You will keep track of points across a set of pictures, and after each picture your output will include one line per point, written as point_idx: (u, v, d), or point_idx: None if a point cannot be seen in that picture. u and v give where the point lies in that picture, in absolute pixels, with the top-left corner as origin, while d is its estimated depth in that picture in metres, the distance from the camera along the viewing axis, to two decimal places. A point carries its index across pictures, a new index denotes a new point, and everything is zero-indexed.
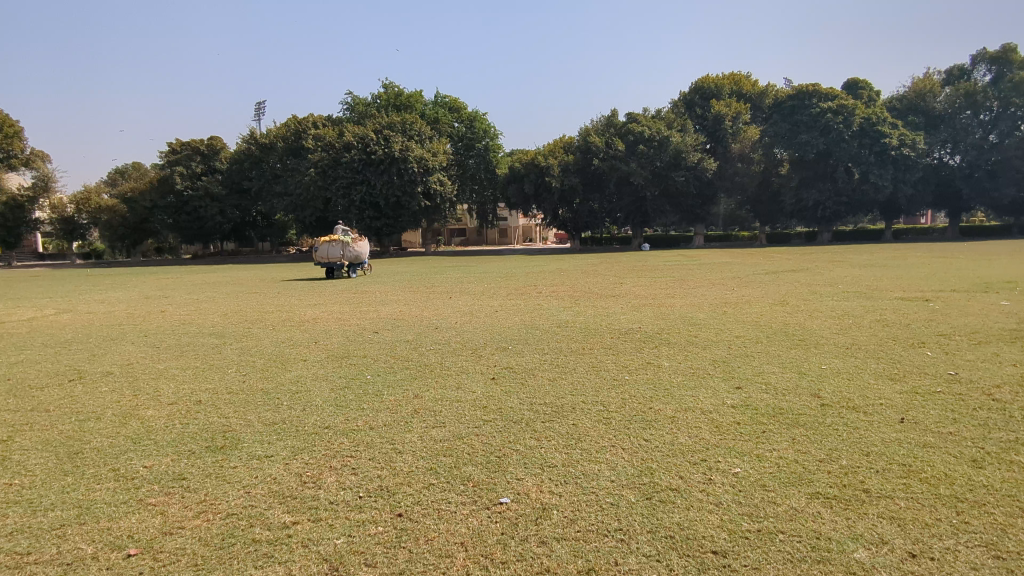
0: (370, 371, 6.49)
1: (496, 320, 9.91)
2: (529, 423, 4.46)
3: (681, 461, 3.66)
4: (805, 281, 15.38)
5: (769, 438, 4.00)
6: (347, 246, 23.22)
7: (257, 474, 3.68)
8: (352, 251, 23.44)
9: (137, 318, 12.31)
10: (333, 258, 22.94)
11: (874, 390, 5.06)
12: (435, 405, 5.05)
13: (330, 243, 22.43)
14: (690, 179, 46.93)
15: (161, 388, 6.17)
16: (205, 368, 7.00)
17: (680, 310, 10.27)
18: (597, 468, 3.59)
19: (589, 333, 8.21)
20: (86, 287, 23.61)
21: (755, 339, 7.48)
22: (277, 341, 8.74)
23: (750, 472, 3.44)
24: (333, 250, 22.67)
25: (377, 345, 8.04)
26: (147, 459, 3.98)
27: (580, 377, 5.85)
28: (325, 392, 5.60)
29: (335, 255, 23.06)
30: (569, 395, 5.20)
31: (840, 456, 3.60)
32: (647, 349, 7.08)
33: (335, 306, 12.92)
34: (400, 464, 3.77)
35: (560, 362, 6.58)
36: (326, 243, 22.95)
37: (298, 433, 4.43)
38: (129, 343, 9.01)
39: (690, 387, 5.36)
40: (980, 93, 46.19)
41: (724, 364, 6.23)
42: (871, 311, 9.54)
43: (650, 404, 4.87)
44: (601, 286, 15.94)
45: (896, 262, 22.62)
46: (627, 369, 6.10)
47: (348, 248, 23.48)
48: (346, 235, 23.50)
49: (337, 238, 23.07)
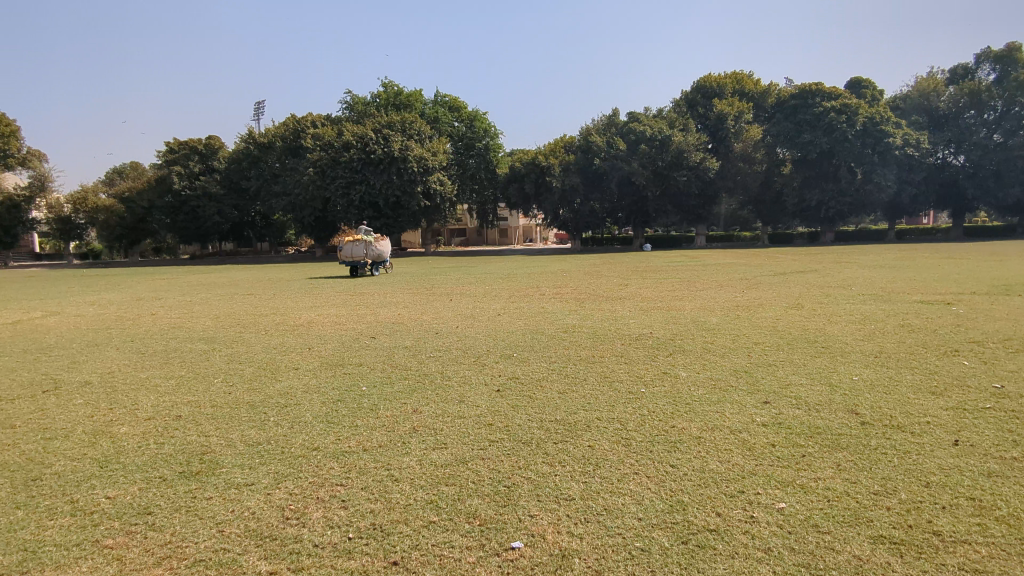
0: (365, 382, 6.06)
1: (499, 325, 9.49)
2: (540, 445, 4.03)
3: (715, 493, 3.22)
4: (815, 282, 15.00)
5: (810, 464, 3.57)
6: (370, 245, 23.40)
7: (234, 507, 3.24)
8: (375, 251, 23.64)
9: (126, 322, 11.87)
10: (356, 257, 23.16)
11: (916, 406, 4.63)
12: (436, 422, 4.61)
13: (353, 242, 22.60)
14: (692, 179, 46.49)
15: (140, 400, 5.72)
16: (190, 378, 6.57)
17: (692, 314, 9.85)
18: (621, 502, 3.15)
19: (598, 340, 7.78)
20: (79, 288, 23.17)
21: (776, 346, 7.06)
22: (269, 347, 8.30)
23: (797, 507, 3.02)
24: (356, 249, 22.90)
25: (374, 352, 7.60)
26: (110, 487, 3.53)
27: (592, 389, 5.42)
28: (317, 407, 5.16)
29: (358, 254, 23.27)
30: (582, 411, 4.76)
31: (899, 490, 3.16)
32: (660, 357, 6.65)
33: (332, 309, 12.50)
34: (396, 496, 3.34)
35: (570, 371, 6.14)
36: (350, 242, 23.19)
37: (283, 456, 3.99)
38: (113, 349, 8.58)
39: (712, 401, 4.92)
40: (984, 92, 45.79)
41: (747, 374, 5.79)
42: (893, 315, 9.11)
43: (671, 421, 4.43)
44: (605, 287, 15.52)
45: (905, 262, 22.27)
46: (642, 380, 5.67)
47: (371, 247, 23.68)
48: (368, 234, 23.72)
49: (360, 237, 23.26)
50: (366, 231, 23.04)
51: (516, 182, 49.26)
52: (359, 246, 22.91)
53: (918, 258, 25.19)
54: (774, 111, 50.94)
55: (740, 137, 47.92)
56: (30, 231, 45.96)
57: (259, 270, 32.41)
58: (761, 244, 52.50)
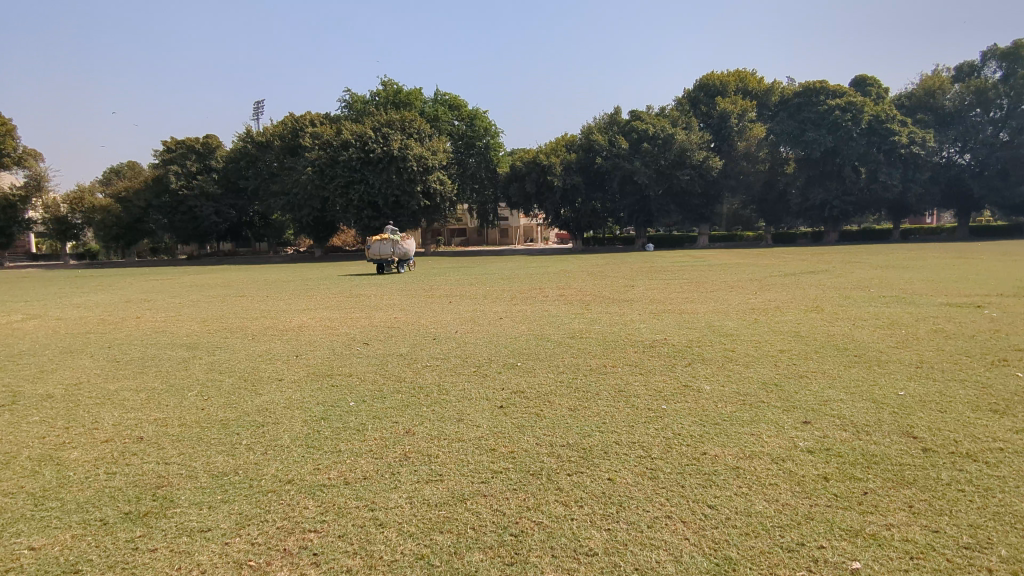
0: (354, 396, 5.48)
1: (502, 330, 8.93)
2: (552, 477, 3.45)
3: (768, 547, 2.64)
4: (829, 283, 14.46)
5: (878, 505, 2.98)
6: (397, 244, 23.93)
7: (182, 566, 2.67)
8: (402, 249, 24.16)
9: (108, 325, 11.30)
10: (384, 255, 23.71)
11: (981, 428, 4.04)
12: (430, 447, 4.02)
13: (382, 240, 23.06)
14: (695, 177, 45.86)
15: (102, 416, 5.14)
16: (163, 390, 5.99)
17: (706, 318, 9.28)
18: (657, 561, 2.57)
19: (609, 347, 7.19)
20: (71, 289, 22.61)
21: (802, 355, 6.47)
22: (254, 355, 7.73)
23: (876, 568, 2.47)
24: (385, 248, 23.36)
25: (365, 361, 7.01)
26: (34, 538, 2.93)
27: (607, 406, 4.82)
28: (298, 427, 4.56)
29: (386, 252, 23.77)
30: (598, 434, 4.17)
31: (996, 545, 2.59)
32: (677, 368, 6.07)
33: (326, 312, 11.93)
34: (383, 547, 2.77)
35: (581, 384, 5.54)
36: (377, 241, 23.78)
37: (252, 491, 3.40)
38: (86, 357, 7.99)
39: (746, 423, 4.31)
40: (991, 90, 45.14)
41: (778, 388, 5.19)
42: (922, 319, 8.54)
43: (701, 447, 3.85)
44: (610, 288, 14.97)
45: (917, 262, 21.71)
46: (662, 396, 5.07)
47: (398, 245, 24.17)
48: (393, 232, 24.26)
49: (387, 237, 23.73)
50: (392, 230, 23.55)
51: (517, 181, 48.85)
52: (386, 245, 23.41)
53: (929, 258, 24.58)
54: (778, 109, 50.30)
55: (744, 136, 47.31)
56: (26, 231, 45.49)
57: (256, 270, 31.88)
58: (764, 244, 51.93)
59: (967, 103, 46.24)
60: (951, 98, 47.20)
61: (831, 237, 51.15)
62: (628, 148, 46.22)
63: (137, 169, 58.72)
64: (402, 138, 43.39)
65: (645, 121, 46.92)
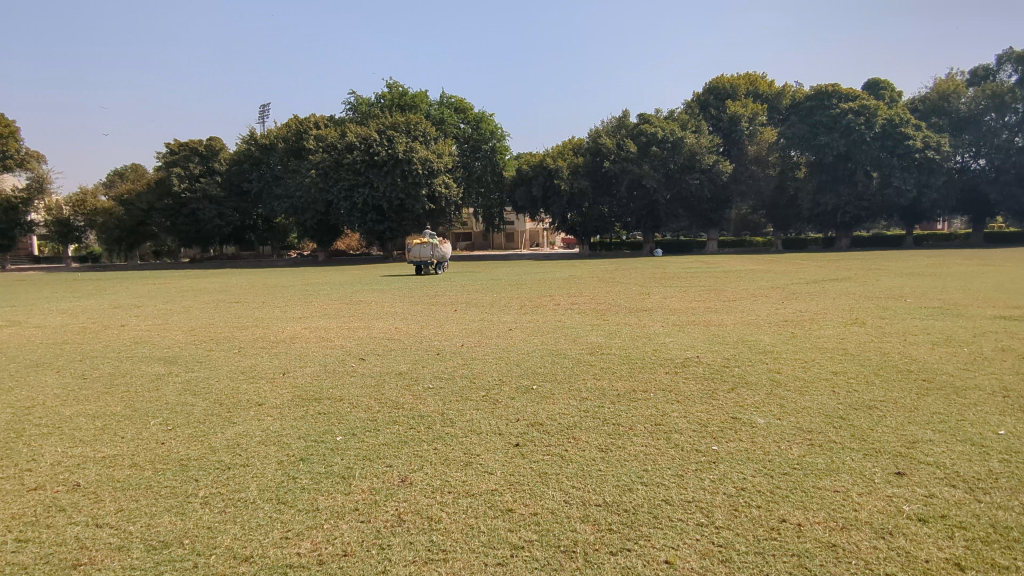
0: (342, 428, 4.67)
1: (516, 343, 8.11)
2: (592, 563, 2.64)
3: None
4: (859, 292, 13.62)
5: None
6: (435, 247, 25.02)
7: None
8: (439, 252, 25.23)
9: (90, 334, 10.54)
10: (423, 258, 24.78)
11: None
12: (432, 509, 3.19)
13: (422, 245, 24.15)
14: (705, 182, 44.91)
15: (43, 452, 4.33)
16: (124, 417, 5.16)
17: (738, 332, 8.42)
18: None
19: (635, 367, 6.35)
20: (64, 293, 21.91)
21: (861, 378, 5.60)
22: (235, 373, 6.88)
23: None
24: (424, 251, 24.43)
25: (360, 383, 6.18)
26: None
27: (644, 447, 3.99)
28: (270, 473, 3.73)
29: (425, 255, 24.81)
30: (643, 489, 3.33)
31: None
32: (716, 395, 5.24)
33: (323, 321, 11.15)
34: None
35: (611, 417, 4.71)
36: (417, 244, 24.97)
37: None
38: (52, 372, 7.20)
39: (824, 471, 3.48)
40: (1007, 94, 44.13)
41: (850, 424, 4.32)
42: (980, 335, 7.68)
43: (777, 511, 3.01)
44: (625, 296, 14.16)
45: (940, 270, 20.90)
46: (708, 432, 4.25)
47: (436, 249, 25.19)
48: (432, 236, 25.38)
49: (427, 241, 24.78)
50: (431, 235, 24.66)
51: (523, 184, 48.44)
52: (424, 248, 24.60)
53: (952, 264, 23.68)
54: (789, 113, 49.32)
55: (754, 139, 46.37)
56: (28, 234, 44.96)
57: (258, 274, 31.22)
58: (774, 249, 50.96)
59: (983, 107, 45.33)
60: (966, 102, 46.30)
61: (843, 243, 50.07)
62: (637, 152, 45.39)
63: (139, 171, 58.20)
64: (407, 141, 42.57)
65: (653, 124, 46.10)
